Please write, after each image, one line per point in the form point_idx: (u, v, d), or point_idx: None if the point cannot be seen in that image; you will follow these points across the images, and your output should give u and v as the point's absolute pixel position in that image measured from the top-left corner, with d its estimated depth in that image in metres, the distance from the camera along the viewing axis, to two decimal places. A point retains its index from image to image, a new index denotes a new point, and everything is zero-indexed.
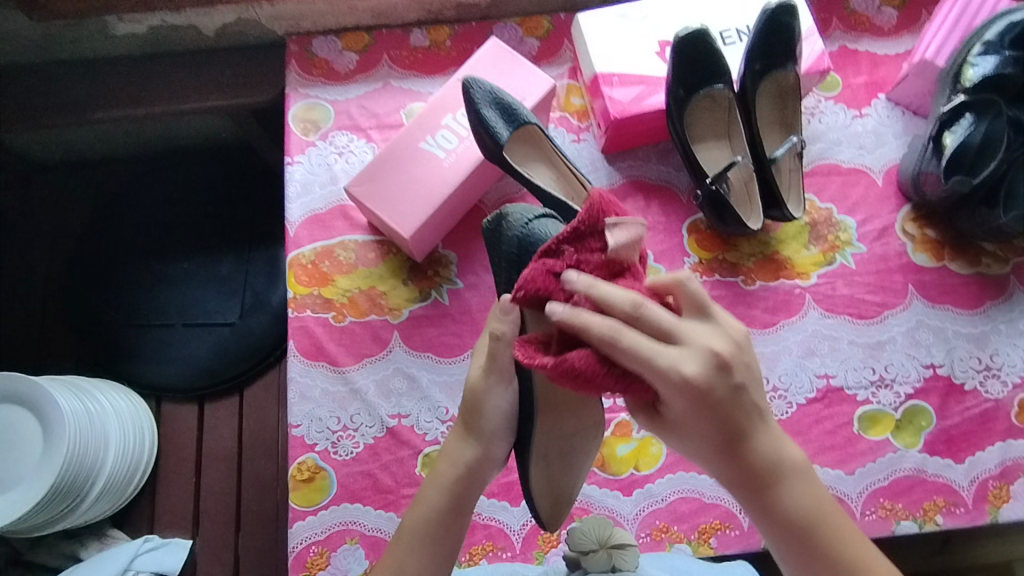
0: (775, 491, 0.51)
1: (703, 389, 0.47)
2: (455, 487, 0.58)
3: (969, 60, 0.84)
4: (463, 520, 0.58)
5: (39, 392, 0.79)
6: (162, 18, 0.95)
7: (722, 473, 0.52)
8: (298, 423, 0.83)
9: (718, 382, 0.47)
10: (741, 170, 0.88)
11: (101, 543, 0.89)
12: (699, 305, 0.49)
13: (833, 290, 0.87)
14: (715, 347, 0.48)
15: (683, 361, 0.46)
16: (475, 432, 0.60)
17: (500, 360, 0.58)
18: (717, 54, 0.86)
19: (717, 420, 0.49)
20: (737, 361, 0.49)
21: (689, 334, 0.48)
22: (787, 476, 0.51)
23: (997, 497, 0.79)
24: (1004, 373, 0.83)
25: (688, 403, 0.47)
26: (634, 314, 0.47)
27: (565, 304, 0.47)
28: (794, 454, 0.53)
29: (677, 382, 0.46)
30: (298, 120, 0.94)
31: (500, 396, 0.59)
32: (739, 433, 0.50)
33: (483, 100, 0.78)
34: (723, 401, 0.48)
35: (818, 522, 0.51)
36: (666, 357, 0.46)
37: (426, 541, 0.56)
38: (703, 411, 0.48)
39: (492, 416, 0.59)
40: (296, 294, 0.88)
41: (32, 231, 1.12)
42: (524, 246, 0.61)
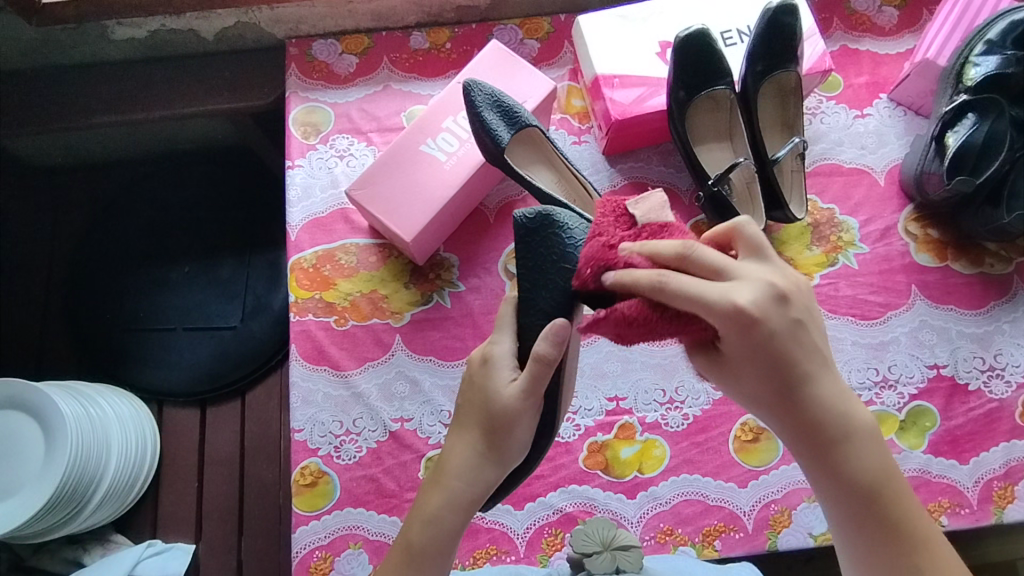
0: (842, 456, 0.50)
1: (760, 324, 0.46)
2: (470, 506, 0.56)
3: (971, 60, 0.84)
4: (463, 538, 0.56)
5: (39, 398, 0.79)
6: (161, 23, 0.95)
7: (785, 426, 0.51)
8: (301, 428, 0.83)
9: (776, 315, 0.46)
10: (742, 172, 0.87)
11: (104, 548, 0.89)
12: (756, 247, 0.49)
13: (835, 290, 0.87)
14: (774, 280, 0.47)
15: (737, 291, 0.46)
16: (493, 455, 0.56)
17: (536, 387, 0.54)
18: (718, 54, 0.85)
19: (776, 363, 0.48)
20: (796, 296, 0.48)
21: (743, 271, 0.47)
22: (854, 439, 0.50)
23: (1002, 498, 0.79)
24: (1008, 373, 0.83)
25: (739, 336, 0.47)
26: (684, 253, 0.47)
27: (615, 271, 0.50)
28: (861, 413, 0.51)
29: (730, 311, 0.45)
30: (298, 124, 0.94)
31: (525, 424, 0.56)
32: (799, 382, 0.49)
33: (484, 103, 0.78)
34: (784, 337, 0.47)
35: (885, 489, 0.50)
36: (716, 293, 0.45)
37: (430, 564, 0.54)
38: (759, 348, 0.47)
39: (520, 437, 0.56)
40: (298, 298, 0.88)
41: (31, 236, 1.11)
42: None
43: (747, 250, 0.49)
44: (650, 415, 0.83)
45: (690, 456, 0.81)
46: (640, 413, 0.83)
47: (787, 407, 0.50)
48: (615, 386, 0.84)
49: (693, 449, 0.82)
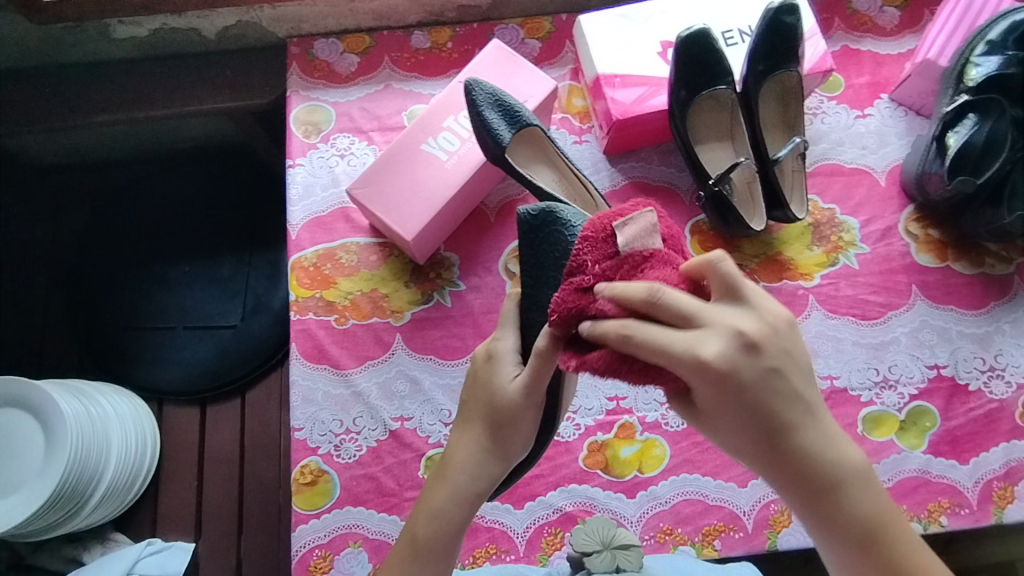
0: (836, 500, 0.47)
1: (734, 374, 0.44)
2: (476, 499, 0.56)
3: (972, 60, 0.84)
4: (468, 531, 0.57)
5: (39, 395, 0.79)
6: (162, 21, 0.95)
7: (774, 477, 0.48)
8: (301, 426, 0.83)
9: (747, 365, 0.44)
10: (742, 171, 0.87)
11: (103, 546, 0.89)
12: (729, 286, 0.46)
13: (836, 290, 0.87)
14: (746, 326, 0.45)
15: (703, 343, 0.44)
16: (499, 449, 0.56)
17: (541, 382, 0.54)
18: (719, 54, 0.85)
19: (755, 415, 0.45)
20: (770, 342, 0.45)
21: (714, 315, 0.45)
22: (848, 481, 0.47)
23: (1002, 499, 0.79)
24: (1008, 373, 0.83)
25: (710, 391, 0.45)
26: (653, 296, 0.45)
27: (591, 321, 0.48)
28: (851, 453, 0.48)
29: (693, 364, 0.44)
30: (299, 123, 0.94)
31: (532, 419, 0.56)
32: (784, 428, 0.46)
33: (484, 102, 0.78)
34: (758, 388, 0.45)
35: (882, 525, 0.48)
36: (680, 343, 0.44)
37: (438, 557, 0.54)
38: (735, 403, 0.45)
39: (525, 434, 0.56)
40: (298, 296, 0.88)
41: (31, 234, 1.11)
42: None
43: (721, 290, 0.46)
44: (650, 414, 0.83)
45: (690, 456, 0.81)
46: (640, 412, 0.83)
47: (777, 454, 0.47)
48: (615, 386, 0.84)
49: (693, 449, 0.82)
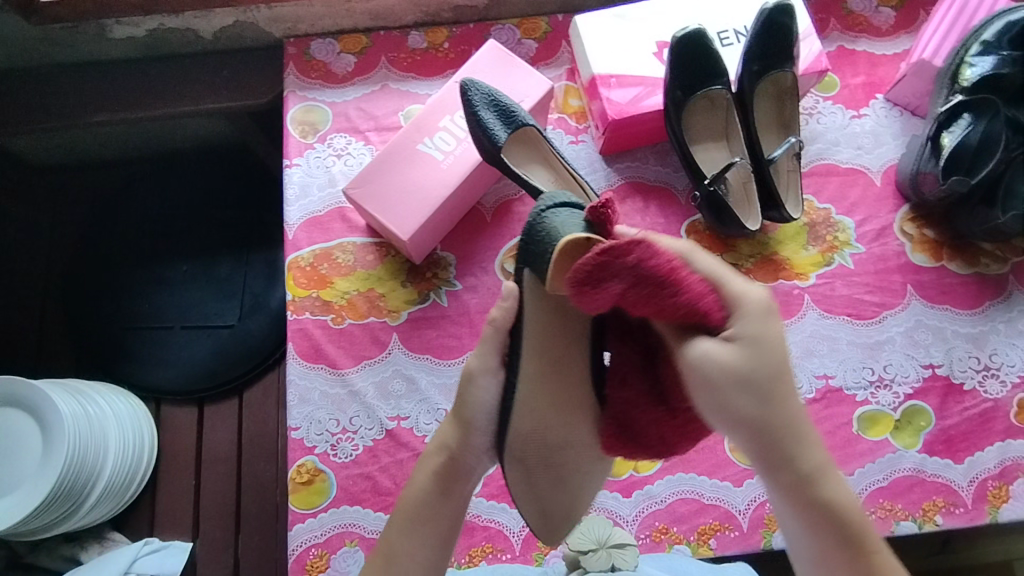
0: (823, 482, 0.48)
1: (773, 317, 0.47)
2: (441, 471, 0.58)
3: (966, 61, 0.85)
4: (452, 506, 0.58)
5: (36, 395, 0.79)
6: (160, 22, 0.96)
7: (775, 456, 0.47)
8: (298, 425, 0.83)
9: (779, 322, 0.47)
10: (738, 171, 0.88)
11: (101, 545, 0.89)
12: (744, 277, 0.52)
13: (831, 290, 0.87)
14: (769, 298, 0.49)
15: (751, 289, 0.47)
16: (463, 420, 0.59)
17: (486, 349, 0.59)
18: (714, 54, 0.86)
19: (776, 376, 0.46)
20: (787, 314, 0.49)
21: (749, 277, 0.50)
22: (833, 467, 0.49)
23: (997, 497, 0.79)
24: (1003, 373, 0.83)
25: (756, 322, 0.46)
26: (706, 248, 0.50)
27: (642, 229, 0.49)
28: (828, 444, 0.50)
29: (739, 301, 0.47)
30: (296, 123, 0.94)
31: (486, 387, 0.59)
32: (795, 391, 0.47)
33: (480, 102, 0.79)
34: (782, 348, 0.47)
35: (863, 521, 0.49)
36: (738, 280, 0.48)
37: (419, 528, 0.56)
38: (770, 349, 0.46)
39: (479, 405, 0.59)
40: (295, 296, 0.88)
41: (28, 234, 1.11)
42: (532, 234, 0.57)
43: None
44: None
45: (685, 455, 0.81)
46: None
47: (785, 416, 0.47)
48: None
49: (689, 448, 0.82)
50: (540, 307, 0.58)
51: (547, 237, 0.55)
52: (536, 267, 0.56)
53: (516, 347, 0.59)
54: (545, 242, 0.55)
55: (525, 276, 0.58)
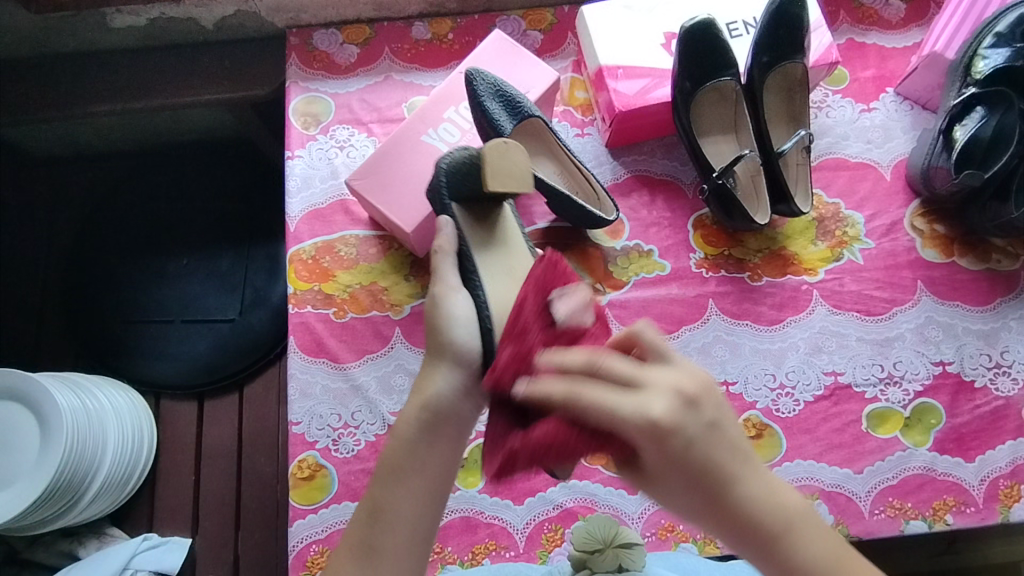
0: (782, 541, 0.48)
1: (673, 432, 0.47)
2: (429, 413, 0.55)
3: (980, 52, 0.83)
4: (443, 453, 0.55)
5: (36, 388, 0.78)
6: (160, 11, 0.94)
7: (725, 533, 0.49)
8: (299, 420, 0.82)
9: (688, 419, 0.48)
10: (747, 164, 0.87)
11: (99, 541, 0.88)
12: (660, 354, 0.51)
13: (841, 286, 0.86)
14: (679, 384, 0.49)
15: (650, 403, 0.47)
16: (441, 350, 0.58)
17: (444, 273, 0.61)
18: (723, 45, 0.85)
19: (694, 471, 0.48)
20: (703, 398, 0.49)
21: (649, 380, 0.49)
22: (791, 518, 0.48)
23: (1008, 497, 0.78)
24: (1015, 370, 0.82)
25: (651, 432, 0.47)
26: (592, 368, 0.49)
27: (525, 382, 0.52)
28: (793, 497, 0.50)
29: (641, 422, 0.47)
30: (298, 114, 0.93)
31: (460, 303, 0.60)
32: (724, 456, 0.48)
33: (486, 92, 0.78)
34: (703, 441, 0.48)
35: (847, 570, 0.47)
36: (629, 404, 0.47)
37: (409, 479, 0.53)
38: (672, 453, 0.47)
39: (458, 322, 0.59)
40: (297, 289, 0.87)
41: (29, 225, 1.10)
42: (452, 171, 0.66)
43: (651, 357, 0.51)
44: None
45: None
46: None
47: (715, 495, 0.48)
48: None
49: None
50: (474, 233, 0.66)
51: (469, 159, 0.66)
52: (465, 195, 0.66)
53: (465, 269, 0.63)
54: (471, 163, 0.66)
55: (454, 210, 0.66)
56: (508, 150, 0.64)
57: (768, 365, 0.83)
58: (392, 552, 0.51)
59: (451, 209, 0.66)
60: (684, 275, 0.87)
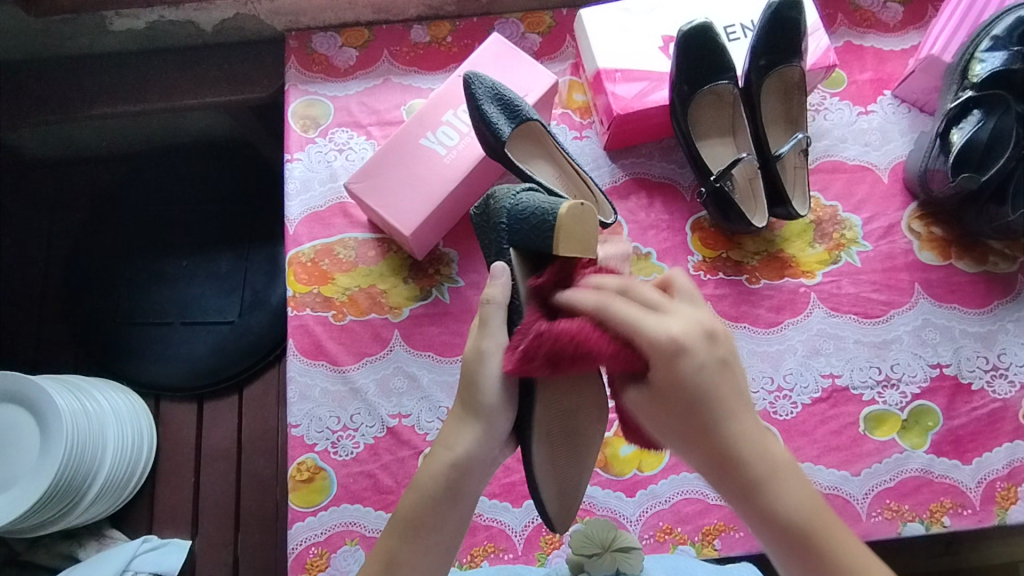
0: (764, 484, 0.48)
1: (688, 356, 0.48)
2: (452, 474, 0.54)
3: (976, 56, 0.83)
4: (461, 511, 0.55)
5: (35, 390, 0.78)
6: (159, 14, 0.94)
7: (709, 466, 0.49)
8: (298, 423, 0.82)
9: (704, 351, 0.48)
10: (745, 167, 0.87)
11: (99, 543, 0.88)
12: (688, 294, 0.51)
13: (838, 288, 0.86)
14: (700, 320, 0.50)
15: (670, 324, 0.48)
16: (480, 411, 0.55)
17: (493, 329, 0.54)
18: (720, 48, 0.85)
19: (695, 401, 0.48)
20: (723, 337, 0.50)
21: (674, 309, 0.50)
22: (779, 471, 0.48)
23: (1005, 499, 0.78)
24: (1012, 373, 0.82)
25: (666, 351, 0.48)
26: (623, 288, 0.51)
27: (567, 291, 0.53)
28: (782, 452, 0.50)
29: (661, 340, 0.48)
30: (297, 117, 0.93)
31: (503, 364, 0.54)
32: (727, 398, 0.49)
33: (484, 95, 0.79)
34: (711, 374, 0.48)
35: (820, 527, 0.47)
36: (651, 321, 0.48)
37: (426, 540, 0.53)
38: (687, 376, 0.48)
39: (496, 386, 0.54)
40: (296, 292, 0.87)
41: (29, 227, 1.10)
42: (513, 219, 0.59)
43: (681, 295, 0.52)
44: None
45: None
46: None
47: (714, 428, 0.48)
48: None
49: None
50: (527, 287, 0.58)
51: (539, 215, 0.58)
52: (527, 247, 0.59)
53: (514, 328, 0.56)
54: (540, 220, 0.57)
55: (514, 257, 0.59)
56: (583, 215, 0.56)
57: (766, 367, 0.83)
58: None
59: (507, 254, 0.59)
60: None
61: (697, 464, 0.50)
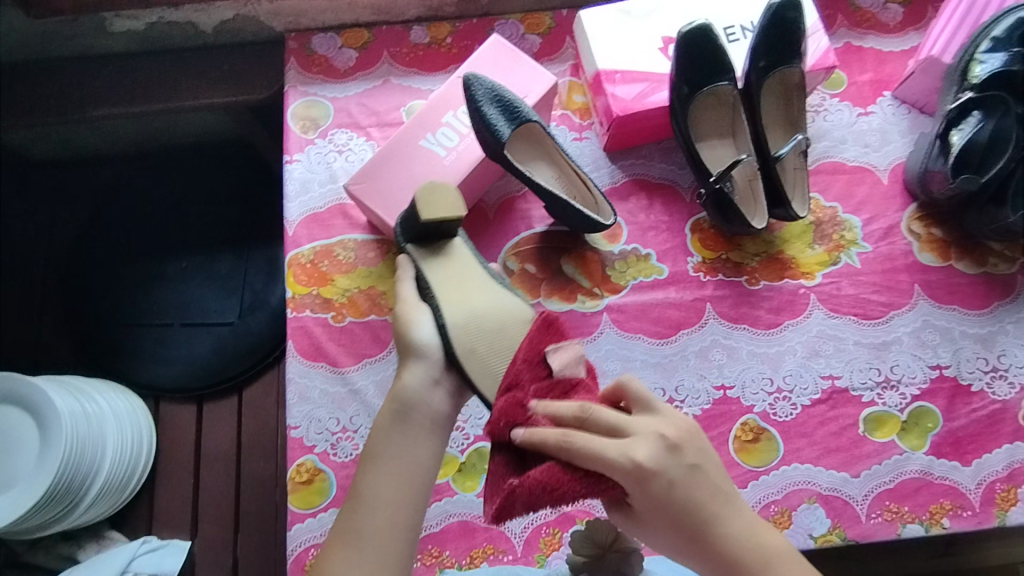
0: (761, 574, 0.52)
1: (654, 476, 0.52)
2: (398, 403, 0.61)
3: (976, 57, 0.83)
4: (415, 442, 0.59)
5: (35, 391, 0.78)
6: (159, 15, 0.94)
7: (708, 563, 0.53)
8: (297, 424, 0.82)
9: (669, 464, 0.53)
10: (745, 168, 0.87)
11: (99, 544, 0.88)
12: (645, 403, 0.56)
13: (838, 289, 0.86)
14: (661, 431, 0.54)
15: (633, 449, 0.52)
16: (410, 350, 0.64)
17: (403, 297, 0.67)
18: (720, 50, 0.85)
19: (676, 512, 0.52)
20: (686, 442, 0.54)
21: (635, 425, 0.54)
22: (772, 557, 0.52)
23: (1005, 501, 0.78)
24: (1011, 374, 0.82)
25: (637, 481, 0.52)
26: (581, 415, 0.54)
27: (524, 428, 0.57)
28: (774, 538, 0.54)
29: (627, 468, 0.52)
30: (297, 118, 0.93)
31: (417, 316, 0.65)
32: (706, 499, 0.53)
33: (484, 97, 0.79)
34: (684, 484, 0.52)
35: None
36: (613, 450, 0.52)
37: (384, 469, 0.57)
38: (666, 497, 0.52)
39: (416, 331, 0.64)
40: (295, 294, 0.87)
41: (29, 228, 1.10)
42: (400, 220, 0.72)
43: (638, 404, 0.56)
44: None
45: None
46: None
47: (702, 528, 0.53)
48: None
49: None
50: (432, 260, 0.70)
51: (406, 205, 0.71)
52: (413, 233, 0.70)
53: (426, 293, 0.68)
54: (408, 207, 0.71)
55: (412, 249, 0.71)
56: (434, 188, 0.67)
57: (765, 368, 0.83)
58: (371, 531, 0.54)
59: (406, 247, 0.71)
60: (682, 279, 0.87)
61: (698, 563, 0.54)
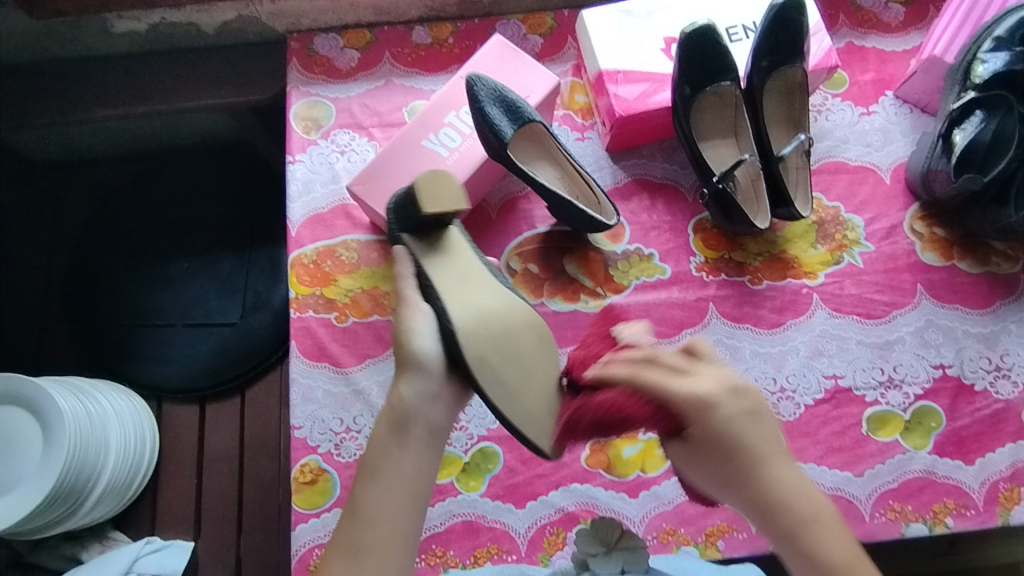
0: (805, 529, 0.51)
1: (714, 410, 0.52)
2: (395, 413, 0.58)
3: (979, 57, 0.83)
4: (414, 451, 0.57)
5: (37, 393, 0.78)
6: (161, 16, 0.94)
7: (751, 511, 0.53)
8: (301, 425, 0.82)
9: (729, 404, 0.53)
10: (747, 168, 0.87)
11: (102, 545, 0.88)
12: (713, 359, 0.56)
13: (841, 289, 0.86)
14: (727, 378, 0.54)
15: (698, 385, 0.53)
16: (410, 358, 0.60)
17: (404, 293, 0.63)
18: (722, 49, 0.85)
19: (731, 451, 0.52)
20: (748, 392, 0.54)
21: (701, 370, 0.54)
22: (818, 517, 0.52)
23: (1008, 500, 0.78)
24: (1014, 373, 0.82)
25: (699, 412, 0.52)
26: (650, 359, 0.55)
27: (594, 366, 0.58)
28: (822, 500, 0.53)
29: (690, 400, 0.52)
30: (299, 119, 0.93)
31: (418, 315, 0.61)
32: (762, 446, 0.53)
33: (487, 97, 0.78)
34: (740, 427, 0.52)
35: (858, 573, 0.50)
36: (682, 383, 0.53)
37: (384, 482, 0.55)
38: (724, 432, 0.52)
39: (418, 334, 0.60)
40: (298, 294, 0.87)
41: (30, 229, 1.10)
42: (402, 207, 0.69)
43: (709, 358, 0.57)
44: None
45: None
46: None
47: (752, 471, 0.52)
48: None
49: None
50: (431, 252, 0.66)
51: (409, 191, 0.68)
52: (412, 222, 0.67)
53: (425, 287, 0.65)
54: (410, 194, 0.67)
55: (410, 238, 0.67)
56: (439, 178, 0.64)
57: (768, 368, 0.83)
58: (377, 550, 0.52)
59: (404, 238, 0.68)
60: (684, 278, 0.87)
61: (741, 509, 0.54)
